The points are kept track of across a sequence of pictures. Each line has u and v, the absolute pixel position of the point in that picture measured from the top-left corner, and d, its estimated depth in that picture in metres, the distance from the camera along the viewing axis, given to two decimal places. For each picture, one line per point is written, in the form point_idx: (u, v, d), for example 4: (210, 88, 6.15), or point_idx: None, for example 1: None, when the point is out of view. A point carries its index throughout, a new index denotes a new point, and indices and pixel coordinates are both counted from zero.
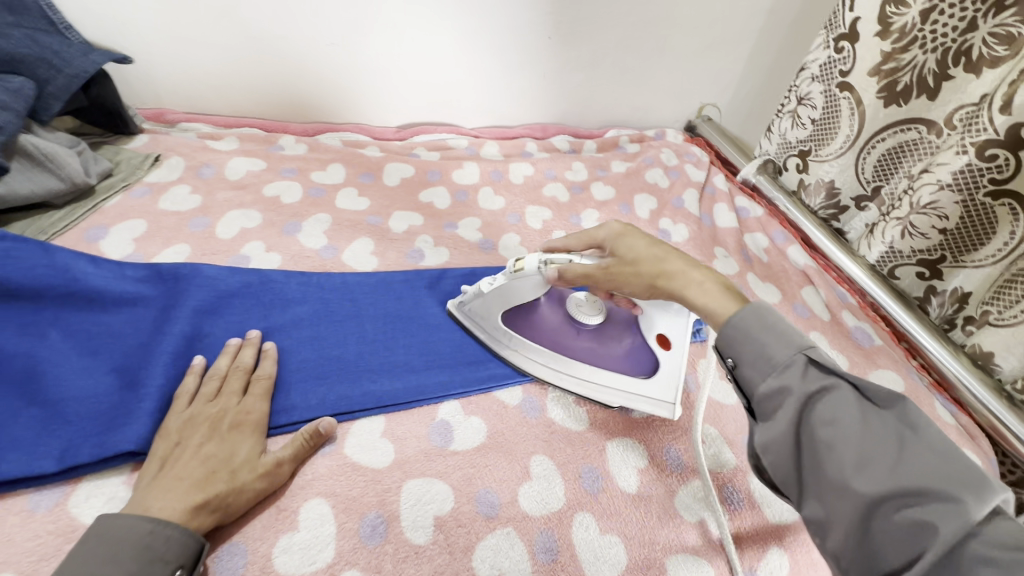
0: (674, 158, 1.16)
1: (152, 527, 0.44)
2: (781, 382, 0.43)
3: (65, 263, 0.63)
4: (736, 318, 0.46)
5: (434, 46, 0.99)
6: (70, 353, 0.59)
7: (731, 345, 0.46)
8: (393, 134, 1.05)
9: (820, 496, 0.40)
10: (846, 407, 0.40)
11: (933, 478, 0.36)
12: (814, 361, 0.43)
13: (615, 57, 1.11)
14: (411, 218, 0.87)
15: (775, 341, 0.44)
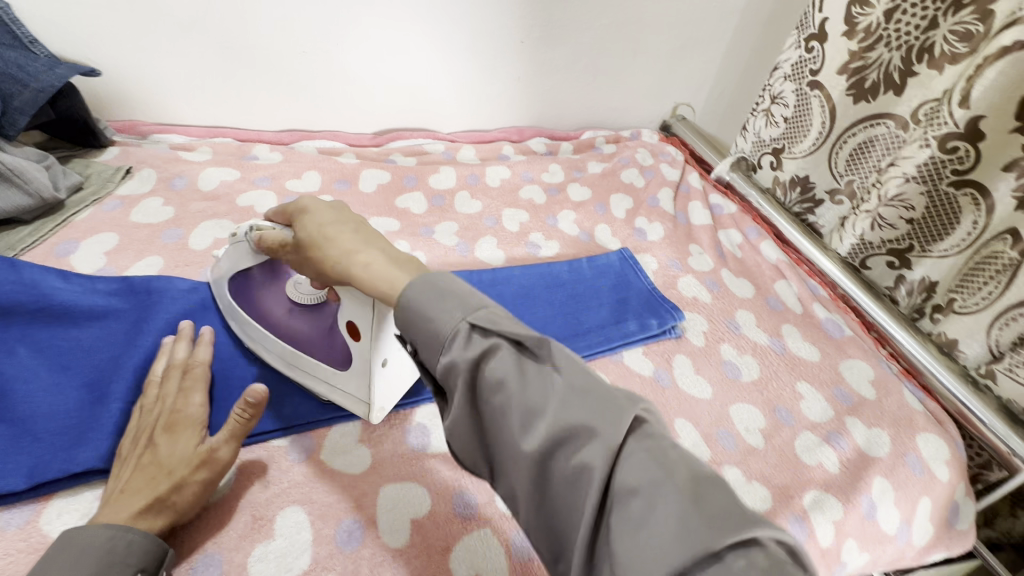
0: (649, 157, 1.18)
1: (112, 533, 0.44)
2: (449, 358, 0.38)
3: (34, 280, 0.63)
4: (411, 290, 0.41)
5: (407, 52, 0.99)
6: (40, 370, 0.58)
7: (410, 325, 0.40)
8: (370, 140, 1.05)
9: (506, 463, 0.36)
10: (505, 368, 0.37)
11: (587, 418, 0.34)
12: (476, 326, 0.38)
13: (588, 59, 1.12)
14: (388, 224, 0.87)
15: (441, 314, 0.39)
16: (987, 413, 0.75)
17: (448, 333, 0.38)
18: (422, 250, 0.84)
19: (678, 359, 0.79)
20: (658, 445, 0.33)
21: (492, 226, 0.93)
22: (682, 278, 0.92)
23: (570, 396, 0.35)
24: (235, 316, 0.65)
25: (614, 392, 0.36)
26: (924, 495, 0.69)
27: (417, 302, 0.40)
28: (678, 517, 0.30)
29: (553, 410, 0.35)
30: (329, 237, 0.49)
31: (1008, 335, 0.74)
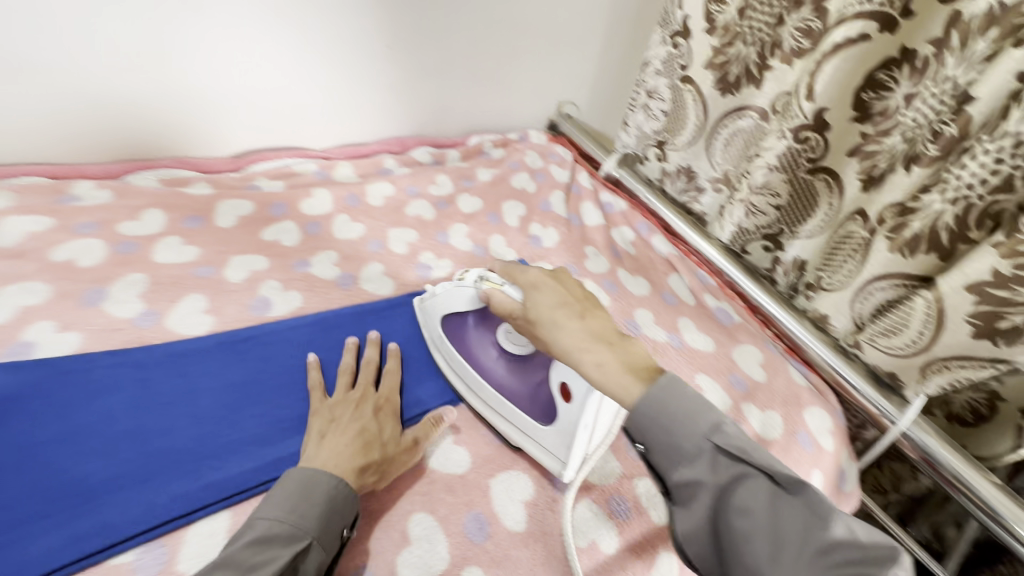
0: (538, 160, 1.16)
1: (335, 481, 0.49)
2: (693, 473, 0.45)
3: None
4: (615, 354, 0.51)
5: (259, 62, 0.89)
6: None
7: (604, 384, 0.50)
8: (227, 164, 0.92)
9: (685, 507, 0.46)
10: (695, 428, 0.46)
11: (838, 555, 0.38)
12: (721, 448, 0.45)
13: (465, 62, 1.07)
14: (253, 262, 0.76)
15: (683, 430, 0.46)
16: (858, 379, 0.81)
17: (653, 419, 0.47)
18: (297, 288, 0.75)
19: None
20: None
21: (377, 251, 0.86)
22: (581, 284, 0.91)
23: (756, 459, 0.44)
24: (434, 326, 0.71)
25: (779, 460, 0.44)
26: (813, 469, 0.74)
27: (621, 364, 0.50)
28: None
29: (791, 545, 0.40)
30: (546, 321, 0.56)
31: (867, 308, 0.79)
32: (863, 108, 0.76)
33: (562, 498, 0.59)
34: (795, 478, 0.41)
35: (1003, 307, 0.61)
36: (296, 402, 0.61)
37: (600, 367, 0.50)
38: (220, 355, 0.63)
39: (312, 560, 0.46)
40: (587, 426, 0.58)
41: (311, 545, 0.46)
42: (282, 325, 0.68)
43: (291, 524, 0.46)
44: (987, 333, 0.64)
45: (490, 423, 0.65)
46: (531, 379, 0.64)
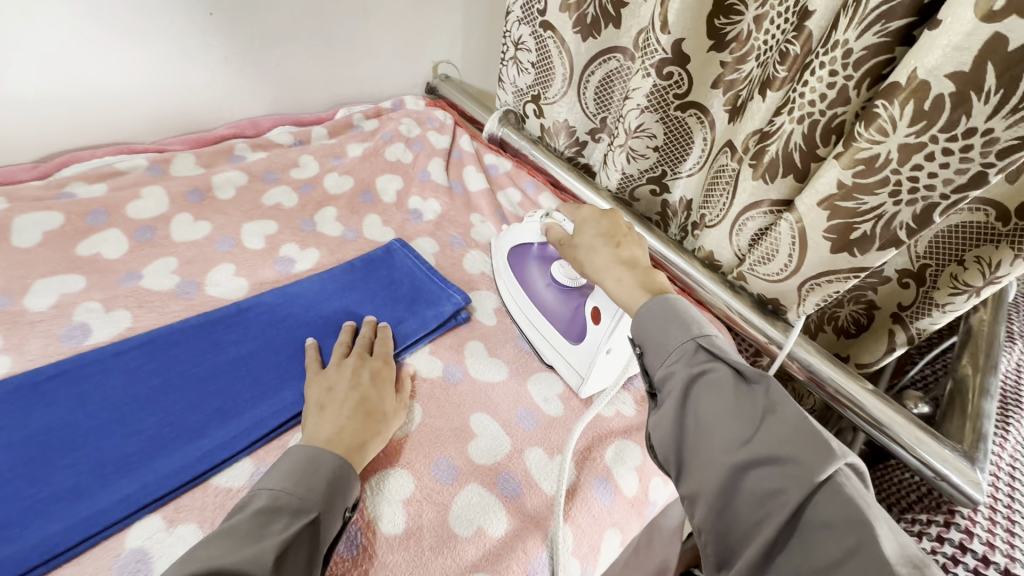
0: (414, 128, 1.08)
1: (340, 461, 0.49)
2: (669, 368, 0.48)
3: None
4: (657, 301, 0.52)
5: (32, 40, 0.73)
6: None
7: (641, 334, 0.52)
8: (28, 172, 0.78)
9: (697, 467, 0.44)
10: (725, 387, 0.45)
11: (786, 447, 0.40)
12: (701, 347, 0.48)
13: (310, 24, 0.95)
14: (66, 284, 0.65)
15: (673, 330, 0.49)
16: (748, 311, 0.82)
17: (651, 323, 0.51)
18: (124, 306, 0.65)
19: (471, 344, 0.72)
20: (861, 509, 0.37)
21: (228, 250, 0.76)
22: (467, 256, 0.86)
23: (734, 360, 0.46)
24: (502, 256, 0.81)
25: (831, 443, 0.40)
26: None
27: (658, 307, 0.52)
28: (858, 554, 0.35)
29: (755, 441, 0.41)
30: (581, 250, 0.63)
31: (744, 239, 0.79)
32: (718, 36, 0.74)
33: (445, 487, 0.55)
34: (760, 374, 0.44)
35: (853, 218, 0.62)
36: (123, 441, 0.53)
37: (619, 283, 0.57)
38: (17, 403, 0.53)
39: (317, 535, 0.45)
40: (609, 350, 0.64)
41: (316, 520, 0.45)
42: (100, 352, 0.58)
43: (296, 497, 0.45)
44: (843, 245, 0.65)
45: (538, 352, 0.72)
46: (571, 305, 0.70)
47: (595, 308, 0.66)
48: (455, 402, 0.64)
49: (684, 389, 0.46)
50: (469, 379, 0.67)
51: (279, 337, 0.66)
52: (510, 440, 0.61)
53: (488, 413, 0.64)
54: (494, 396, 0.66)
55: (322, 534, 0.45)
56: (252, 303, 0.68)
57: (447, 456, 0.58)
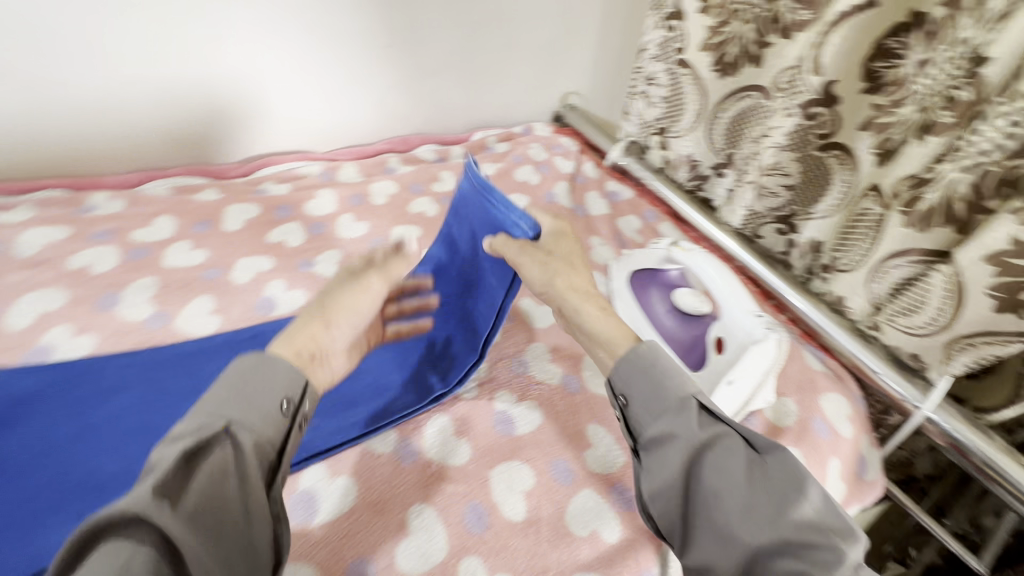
0: (542, 152, 1.15)
1: (259, 358, 0.44)
2: (668, 429, 0.45)
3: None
4: (645, 349, 0.50)
5: (256, 63, 0.90)
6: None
7: (629, 388, 0.49)
8: (235, 170, 0.95)
9: (702, 540, 0.41)
10: (733, 455, 0.43)
11: (807, 525, 0.38)
12: (705, 408, 0.45)
13: (465, 56, 1.07)
14: (259, 263, 0.78)
15: (669, 386, 0.47)
16: (879, 364, 0.78)
17: (642, 373, 0.48)
18: (301, 287, 0.76)
19: (588, 360, 0.75)
20: None
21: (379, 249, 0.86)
22: None
23: (739, 424, 0.45)
24: (619, 276, 0.84)
25: (838, 515, 0.40)
26: (833, 457, 0.70)
27: (649, 359, 0.49)
28: None
29: (774, 517, 0.39)
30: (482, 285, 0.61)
31: (884, 287, 0.76)
32: (873, 78, 0.71)
33: (563, 487, 0.59)
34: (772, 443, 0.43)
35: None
36: None
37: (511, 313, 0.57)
38: (222, 355, 0.64)
39: (237, 442, 0.38)
40: (731, 381, 0.64)
41: (228, 431, 0.39)
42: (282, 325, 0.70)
43: (207, 416, 0.39)
44: (1010, 306, 0.62)
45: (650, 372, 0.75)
46: (693, 330, 0.72)
47: (721, 339, 0.68)
48: (573, 409, 0.67)
49: (687, 456, 0.43)
50: (585, 392, 0.70)
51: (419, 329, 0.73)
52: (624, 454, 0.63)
53: (603, 426, 0.67)
54: (608, 411, 0.69)
55: (247, 437, 0.39)
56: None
57: (565, 460, 0.61)
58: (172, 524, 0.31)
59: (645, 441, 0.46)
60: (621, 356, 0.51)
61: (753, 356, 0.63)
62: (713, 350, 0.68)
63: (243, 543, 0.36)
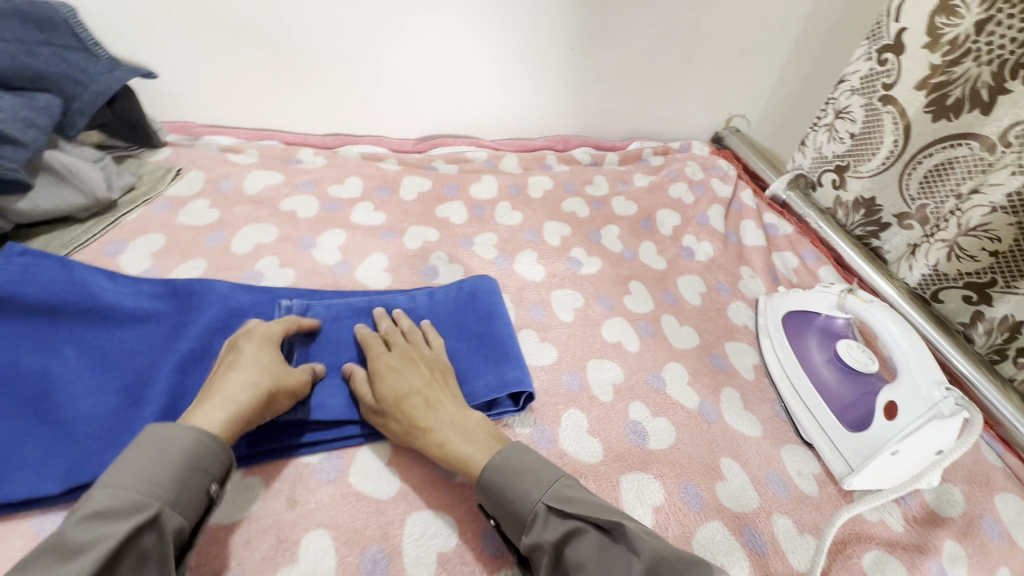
0: (699, 171, 1.11)
1: (197, 437, 0.45)
2: (532, 540, 0.47)
3: (87, 293, 0.61)
4: (499, 459, 0.51)
5: (455, 53, 0.95)
6: (83, 371, 0.57)
7: (491, 501, 0.50)
8: (413, 146, 1.03)
9: None
10: (591, 546, 0.45)
11: None
12: (552, 508, 0.47)
13: (640, 67, 1.07)
14: (426, 234, 0.86)
15: (517, 496, 0.49)
16: None
17: (491, 494, 0.50)
18: (459, 261, 0.82)
19: (726, 392, 0.72)
20: None
21: (532, 239, 0.90)
22: (731, 304, 0.86)
23: (581, 511, 0.47)
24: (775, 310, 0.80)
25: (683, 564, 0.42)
26: (1005, 566, 0.61)
27: (499, 476, 0.50)
28: None
29: None
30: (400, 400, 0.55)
31: None
32: None
33: (692, 512, 0.58)
34: (613, 522, 0.45)
35: None
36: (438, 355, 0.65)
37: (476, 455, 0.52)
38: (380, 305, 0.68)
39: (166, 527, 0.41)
40: (895, 452, 0.59)
41: (164, 511, 0.42)
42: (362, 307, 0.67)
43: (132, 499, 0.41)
44: None
45: (793, 416, 0.70)
46: (857, 389, 0.67)
47: (893, 404, 0.62)
48: (706, 438, 0.66)
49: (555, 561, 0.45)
50: (722, 423, 0.68)
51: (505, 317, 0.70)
52: (758, 497, 0.61)
53: (737, 463, 0.64)
54: (743, 449, 0.66)
55: (170, 522, 0.42)
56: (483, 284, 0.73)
57: (695, 485, 0.60)
58: None
59: (522, 550, 0.48)
60: (474, 476, 0.51)
61: (933, 430, 0.57)
62: (881, 416, 0.62)
63: None
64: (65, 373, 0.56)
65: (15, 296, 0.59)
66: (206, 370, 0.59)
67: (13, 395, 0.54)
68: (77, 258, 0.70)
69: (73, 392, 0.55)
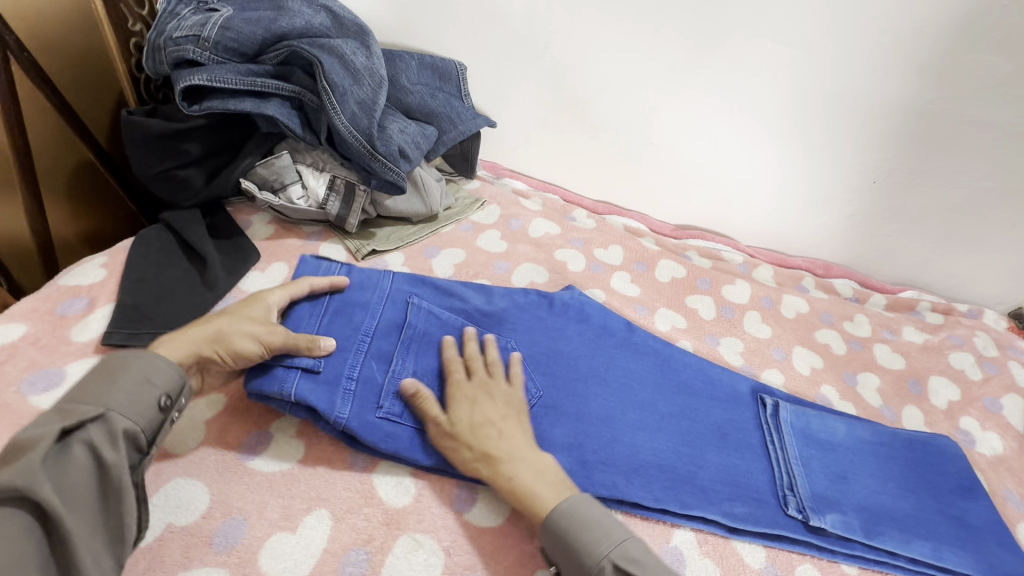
0: (992, 347, 0.95)
1: (144, 357, 0.51)
2: None
3: (638, 361, 0.77)
4: (567, 506, 0.54)
5: (748, 159, 0.97)
6: (640, 424, 0.70)
7: (555, 546, 0.54)
8: (670, 231, 1.07)
9: None
10: None
11: None
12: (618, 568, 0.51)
13: (948, 219, 0.97)
14: (674, 319, 0.88)
15: (590, 547, 0.52)
16: None
17: (562, 535, 0.53)
18: (706, 357, 0.82)
19: None
20: None
21: (779, 359, 0.86)
22: (1023, 524, 0.71)
23: None
24: None
25: None
26: None
27: (564, 522, 0.53)
28: None
29: None
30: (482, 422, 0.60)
31: None
32: None
33: None
34: None
35: None
36: (738, 438, 0.71)
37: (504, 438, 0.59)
38: (695, 385, 0.76)
39: (104, 429, 0.46)
40: None
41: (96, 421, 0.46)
42: (854, 437, 0.73)
43: (121, 397, 0.48)
44: None
45: None
46: None
47: None
48: None
49: None
50: None
51: (954, 455, 0.73)
52: None
53: None
54: None
55: (109, 430, 0.46)
56: (792, 402, 0.77)
57: None
58: (47, 496, 0.41)
59: None
60: (542, 517, 0.55)
61: None
62: None
63: (112, 518, 0.46)
64: (612, 403, 0.71)
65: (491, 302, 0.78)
66: (698, 468, 0.67)
67: (562, 383, 0.71)
68: (404, 252, 0.86)
69: (590, 415, 0.69)
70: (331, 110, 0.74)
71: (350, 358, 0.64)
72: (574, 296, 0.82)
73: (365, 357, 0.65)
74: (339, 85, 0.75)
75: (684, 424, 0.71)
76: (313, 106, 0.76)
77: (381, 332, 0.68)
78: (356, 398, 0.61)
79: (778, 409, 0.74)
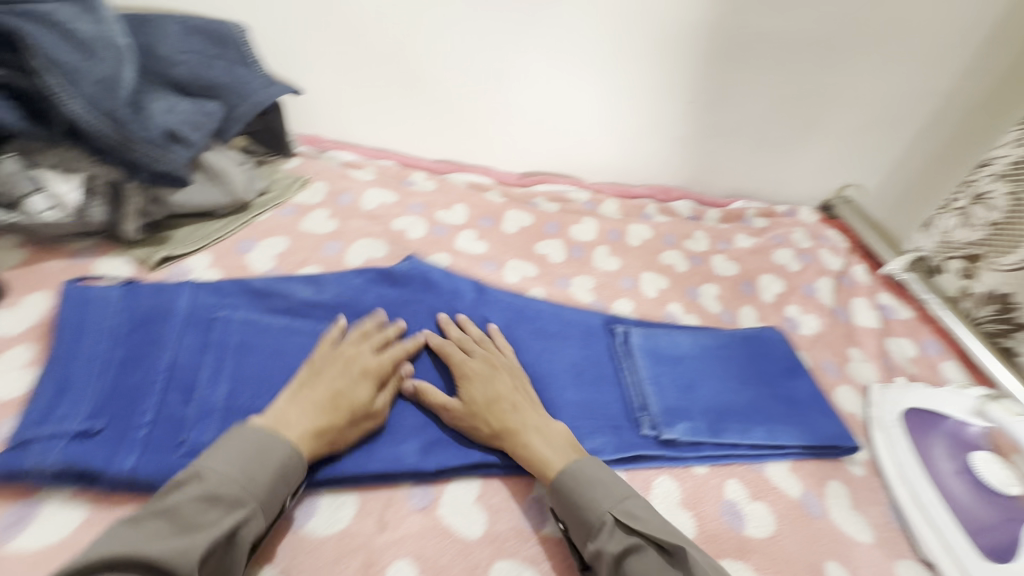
0: (807, 240, 1.06)
1: (289, 450, 0.52)
2: (596, 545, 0.51)
3: (489, 320, 0.74)
4: (576, 467, 0.56)
5: (575, 94, 0.96)
6: None
7: (561, 506, 0.55)
8: (516, 180, 1.04)
9: None
10: (649, 565, 0.49)
11: None
12: (620, 521, 0.52)
13: (759, 127, 1.04)
14: (524, 269, 0.87)
15: (599, 500, 0.54)
16: None
17: (568, 493, 0.55)
18: (558, 301, 0.82)
19: (831, 485, 0.68)
20: None
21: (628, 288, 0.89)
22: (839, 388, 0.81)
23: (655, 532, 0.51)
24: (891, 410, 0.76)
25: None
26: None
27: (572, 481, 0.55)
28: None
29: None
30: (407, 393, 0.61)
31: None
32: None
33: None
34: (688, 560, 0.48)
35: None
36: (592, 372, 0.72)
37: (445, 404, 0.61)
38: (547, 331, 0.76)
39: (248, 531, 0.48)
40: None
41: (249, 514, 0.48)
42: (697, 346, 0.78)
43: (256, 491, 0.49)
44: None
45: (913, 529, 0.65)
46: (998, 512, 0.63)
47: None
48: (807, 533, 0.62)
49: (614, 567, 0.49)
50: (826, 520, 0.64)
51: (780, 343, 0.81)
52: None
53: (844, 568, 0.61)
54: (850, 554, 0.62)
55: (251, 528, 0.48)
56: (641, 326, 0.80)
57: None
58: None
59: (586, 556, 0.52)
60: (549, 479, 0.56)
61: None
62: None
63: None
64: None
65: (321, 289, 0.72)
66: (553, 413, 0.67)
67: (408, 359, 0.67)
68: (209, 252, 0.75)
69: (441, 385, 0.66)
70: (56, 95, 0.61)
71: (142, 399, 0.57)
72: (414, 266, 0.77)
73: (162, 392, 0.58)
74: (62, 61, 0.61)
75: (539, 371, 0.71)
76: (34, 93, 0.61)
77: (182, 357, 0.61)
78: (150, 444, 0.54)
79: (628, 335, 0.76)
